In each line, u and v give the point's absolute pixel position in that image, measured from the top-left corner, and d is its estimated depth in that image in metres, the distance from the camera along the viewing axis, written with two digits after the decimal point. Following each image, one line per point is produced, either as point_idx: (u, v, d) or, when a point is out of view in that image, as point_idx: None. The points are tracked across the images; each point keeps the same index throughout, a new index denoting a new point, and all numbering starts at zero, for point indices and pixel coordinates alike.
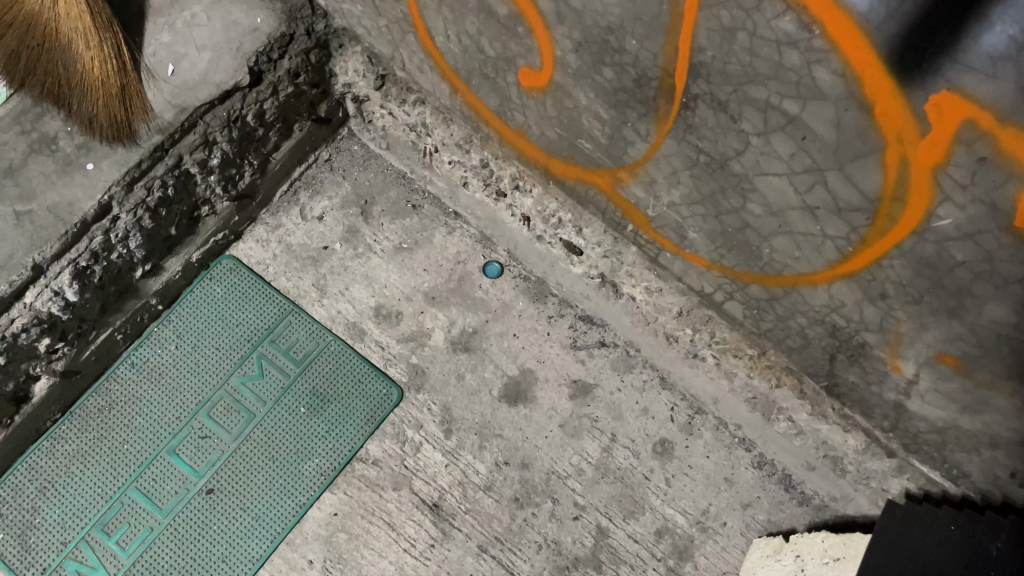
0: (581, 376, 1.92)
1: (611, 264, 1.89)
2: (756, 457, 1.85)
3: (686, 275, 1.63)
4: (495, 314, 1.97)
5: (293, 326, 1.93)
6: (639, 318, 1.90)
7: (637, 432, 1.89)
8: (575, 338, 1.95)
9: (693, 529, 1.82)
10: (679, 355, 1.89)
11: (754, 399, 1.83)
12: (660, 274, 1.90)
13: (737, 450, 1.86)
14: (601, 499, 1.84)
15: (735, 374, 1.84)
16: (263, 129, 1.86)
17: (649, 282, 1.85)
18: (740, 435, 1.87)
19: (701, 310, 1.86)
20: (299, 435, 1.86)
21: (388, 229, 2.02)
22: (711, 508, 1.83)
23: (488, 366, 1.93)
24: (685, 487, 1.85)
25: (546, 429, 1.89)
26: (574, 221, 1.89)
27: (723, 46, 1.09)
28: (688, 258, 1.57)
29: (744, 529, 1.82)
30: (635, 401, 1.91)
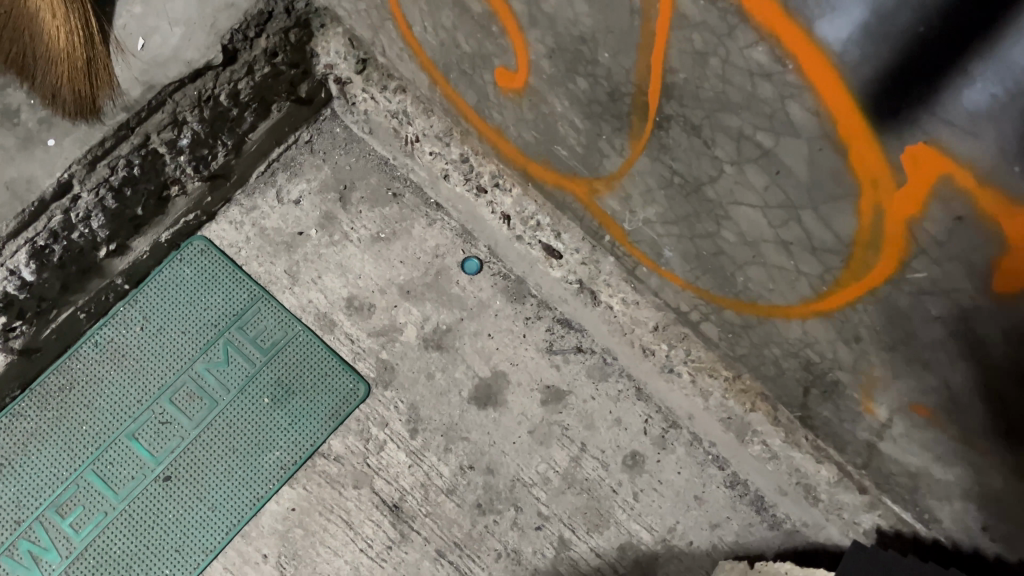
0: (554, 382, 1.87)
1: (589, 275, 1.74)
2: (728, 477, 1.81)
3: (663, 291, 1.55)
4: (472, 313, 1.91)
5: (262, 314, 1.89)
6: (620, 333, 1.75)
7: (607, 443, 1.84)
8: (551, 342, 1.90)
9: (658, 546, 1.78)
10: (654, 368, 1.75)
11: (731, 425, 1.70)
12: (637, 287, 1.63)
13: (709, 468, 1.82)
14: (565, 511, 1.79)
15: (711, 394, 1.70)
16: (238, 109, 1.79)
17: (629, 296, 1.68)
18: (714, 453, 1.82)
19: (678, 326, 1.67)
20: (261, 426, 1.82)
21: (368, 218, 1.96)
22: (678, 526, 1.79)
23: (459, 366, 1.88)
24: (652, 504, 1.80)
25: (515, 435, 1.84)
26: (552, 225, 1.75)
27: (696, 69, 1.01)
28: (664, 275, 1.50)
29: (710, 550, 1.78)
30: (607, 410, 1.86)
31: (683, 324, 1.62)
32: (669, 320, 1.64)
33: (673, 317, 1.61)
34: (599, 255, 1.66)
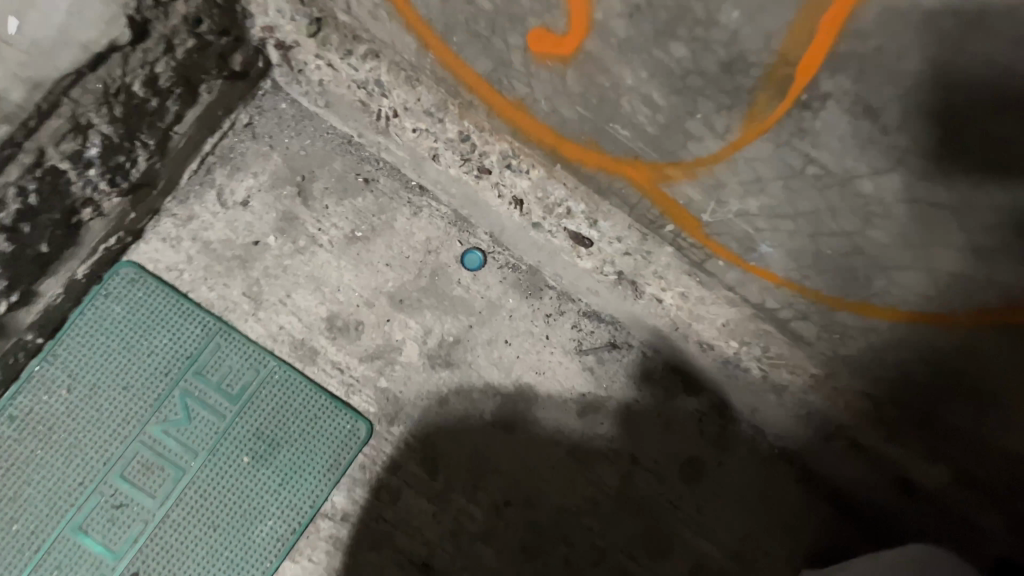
0: (588, 389, 1.57)
1: (638, 266, 1.39)
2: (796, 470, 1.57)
3: (742, 286, 1.27)
4: (481, 316, 1.58)
5: (222, 352, 1.51)
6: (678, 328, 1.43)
7: (660, 451, 1.56)
8: (580, 341, 1.59)
9: (730, 562, 1.53)
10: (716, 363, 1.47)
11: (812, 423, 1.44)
12: (703, 282, 1.34)
13: (777, 464, 1.58)
14: (618, 537, 1.52)
15: (787, 390, 1.40)
16: (157, 100, 1.36)
17: (688, 288, 1.37)
18: (779, 447, 1.58)
19: (754, 324, 1.34)
20: (244, 492, 1.46)
21: (339, 214, 1.58)
22: (751, 536, 1.54)
23: (476, 384, 1.56)
24: (718, 514, 1.55)
25: (552, 457, 1.54)
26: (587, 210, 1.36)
27: (907, 34, 0.68)
28: (747, 270, 1.21)
29: (784, 557, 1.53)
30: (654, 413, 1.57)
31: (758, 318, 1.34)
32: (736, 313, 1.36)
33: (756, 305, 1.31)
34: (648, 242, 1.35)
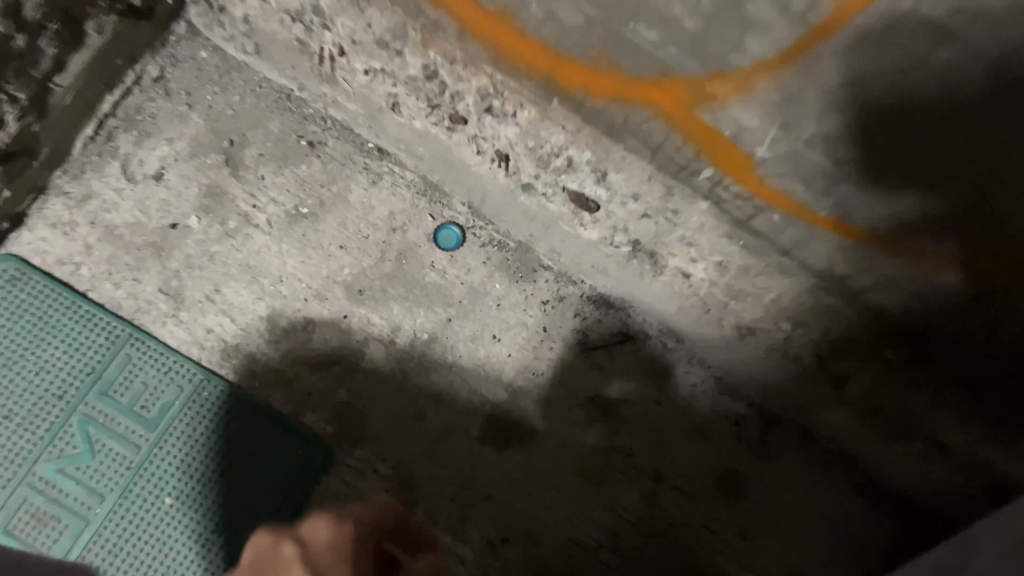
0: (598, 391, 1.27)
1: (659, 233, 1.09)
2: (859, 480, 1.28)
3: (800, 251, 0.98)
4: (461, 307, 1.27)
5: (133, 367, 1.19)
6: (716, 305, 1.14)
7: (691, 464, 1.26)
8: (586, 333, 1.29)
9: None
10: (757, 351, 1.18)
11: (885, 419, 1.15)
12: (749, 245, 1.01)
13: (834, 472, 1.28)
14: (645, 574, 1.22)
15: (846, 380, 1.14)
16: (25, 37, 1.03)
17: (728, 262, 1.05)
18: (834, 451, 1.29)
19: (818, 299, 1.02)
20: (164, 545, 1.13)
21: (280, 185, 1.27)
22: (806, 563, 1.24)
23: (459, 392, 1.25)
24: (767, 538, 1.25)
25: (557, 479, 1.24)
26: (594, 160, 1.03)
27: None
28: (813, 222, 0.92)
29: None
30: (682, 418, 1.28)
31: (820, 297, 1.03)
32: (790, 289, 1.04)
33: (824, 277, 0.99)
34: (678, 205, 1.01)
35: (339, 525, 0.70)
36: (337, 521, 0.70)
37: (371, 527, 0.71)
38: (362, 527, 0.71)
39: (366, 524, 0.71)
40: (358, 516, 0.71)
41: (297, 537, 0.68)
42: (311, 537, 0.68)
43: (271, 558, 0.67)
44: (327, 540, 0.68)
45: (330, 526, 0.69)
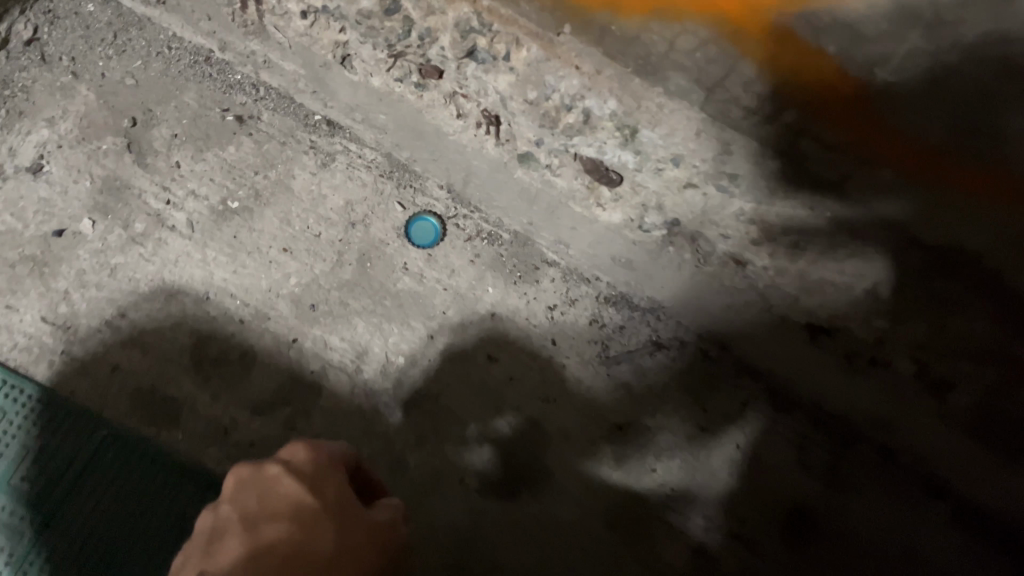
0: (627, 419, 1.00)
1: (709, 210, 0.82)
2: (964, 527, 0.98)
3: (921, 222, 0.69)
4: (447, 320, 0.99)
5: (11, 429, 0.90)
6: (784, 301, 0.89)
7: (745, 501, 1.00)
8: (605, 344, 1.01)
9: None
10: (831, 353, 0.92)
11: (986, 436, 0.89)
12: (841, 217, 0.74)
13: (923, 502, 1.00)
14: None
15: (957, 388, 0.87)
16: None
17: (808, 242, 0.78)
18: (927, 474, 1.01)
19: (935, 283, 0.75)
20: None
21: (206, 173, 0.99)
22: None
23: (449, 429, 0.96)
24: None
25: (579, 538, 0.96)
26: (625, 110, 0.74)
27: None
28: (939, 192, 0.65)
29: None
30: (732, 445, 1.01)
31: (930, 287, 0.76)
32: (895, 279, 0.78)
33: (944, 258, 0.72)
34: (744, 168, 0.74)
35: (315, 453, 0.59)
36: (313, 447, 0.59)
37: (344, 460, 0.60)
38: (339, 457, 0.60)
39: (340, 455, 0.60)
40: (332, 447, 0.61)
41: (279, 459, 0.57)
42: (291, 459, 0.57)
43: (250, 480, 0.55)
44: (307, 463, 0.57)
45: (307, 450, 0.58)
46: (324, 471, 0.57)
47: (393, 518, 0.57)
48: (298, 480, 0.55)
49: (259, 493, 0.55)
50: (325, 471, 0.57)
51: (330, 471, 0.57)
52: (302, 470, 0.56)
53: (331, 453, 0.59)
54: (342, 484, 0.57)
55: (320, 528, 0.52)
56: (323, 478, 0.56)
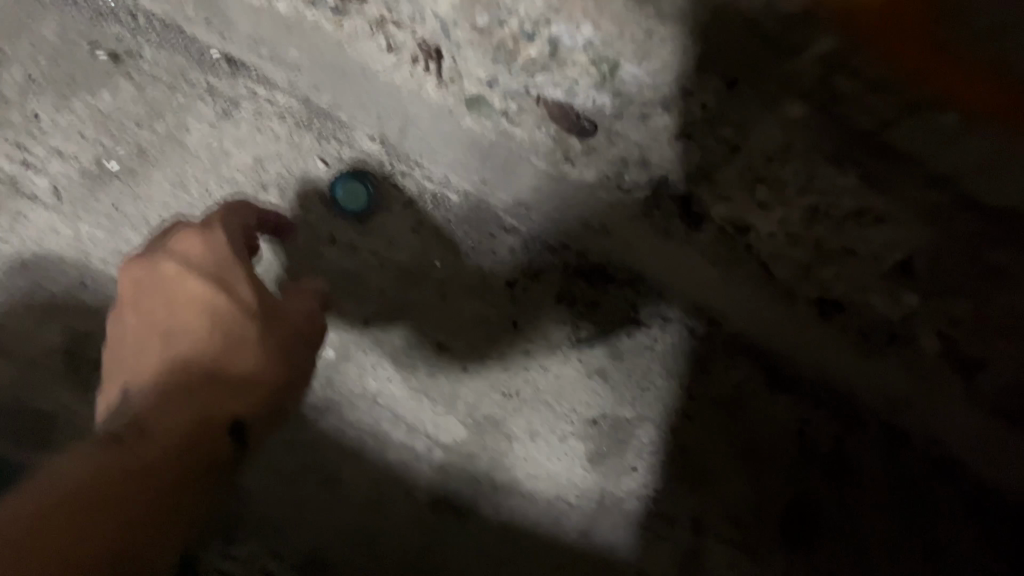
0: (603, 411, 0.85)
1: (704, 164, 0.68)
2: (989, 517, 0.87)
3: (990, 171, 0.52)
4: (388, 302, 0.83)
5: None
6: (791, 272, 0.74)
7: (741, 500, 0.86)
8: (575, 326, 0.85)
9: None
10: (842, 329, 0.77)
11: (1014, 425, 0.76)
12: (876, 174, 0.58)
13: (942, 488, 0.88)
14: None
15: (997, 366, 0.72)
16: None
17: (823, 205, 0.64)
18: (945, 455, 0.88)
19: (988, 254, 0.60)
20: None
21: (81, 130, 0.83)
22: None
23: (395, 425, 0.83)
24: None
25: (550, 552, 0.84)
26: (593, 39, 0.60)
27: None
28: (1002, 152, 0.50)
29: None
30: (724, 435, 0.87)
31: (978, 260, 0.60)
32: (934, 249, 0.62)
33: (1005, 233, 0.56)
34: (750, 114, 0.60)
35: (209, 239, 0.65)
36: (204, 229, 0.65)
37: (240, 233, 0.68)
38: (235, 241, 0.66)
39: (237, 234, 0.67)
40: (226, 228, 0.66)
41: (171, 252, 0.64)
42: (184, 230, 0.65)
43: (145, 281, 0.63)
44: (204, 254, 0.64)
45: (202, 241, 0.64)
46: (218, 253, 0.64)
47: (312, 309, 0.67)
48: (197, 277, 0.63)
49: (163, 292, 0.63)
50: (221, 261, 0.64)
51: (228, 255, 0.65)
52: (198, 266, 0.63)
53: (222, 232, 0.66)
54: (242, 267, 0.64)
55: (229, 311, 0.62)
56: (218, 260, 0.64)
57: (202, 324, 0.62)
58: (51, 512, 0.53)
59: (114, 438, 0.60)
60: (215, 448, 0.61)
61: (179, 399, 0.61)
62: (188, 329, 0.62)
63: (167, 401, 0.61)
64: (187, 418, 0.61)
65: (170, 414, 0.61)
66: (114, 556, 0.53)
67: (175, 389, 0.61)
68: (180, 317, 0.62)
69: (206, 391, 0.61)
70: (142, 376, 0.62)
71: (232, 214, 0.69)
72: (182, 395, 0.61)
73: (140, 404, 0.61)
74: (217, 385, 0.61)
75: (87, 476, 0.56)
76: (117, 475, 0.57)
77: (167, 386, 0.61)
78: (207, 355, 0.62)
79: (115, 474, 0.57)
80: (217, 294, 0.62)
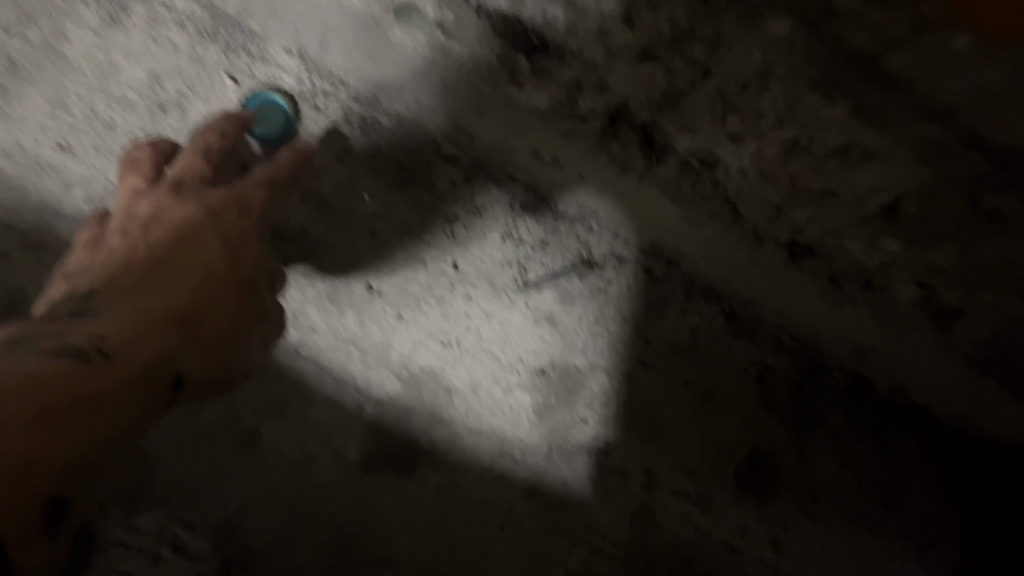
0: (551, 359, 0.78)
1: (670, 92, 0.60)
2: (946, 460, 0.83)
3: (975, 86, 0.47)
4: (317, 247, 0.76)
5: None
6: (761, 216, 0.67)
7: (695, 450, 0.81)
8: (522, 267, 0.77)
9: None
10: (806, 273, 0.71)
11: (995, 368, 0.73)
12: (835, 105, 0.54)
13: (903, 432, 0.84)
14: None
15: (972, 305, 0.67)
16: None
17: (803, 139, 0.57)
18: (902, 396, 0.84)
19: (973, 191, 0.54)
20: None
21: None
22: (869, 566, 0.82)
23: (320, 375, 0.77)
24: (805, 555, 0.82)
25: (495, 512, 0.78)
26: None
27: None
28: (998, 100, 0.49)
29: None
30: (680, 383, 0.81)
31: (975, 203, 0.55)
32: (920, 199, 0.57)
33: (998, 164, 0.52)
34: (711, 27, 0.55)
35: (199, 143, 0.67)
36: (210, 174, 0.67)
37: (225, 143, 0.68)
38: (224, 138, 0.68)
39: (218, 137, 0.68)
40: (221, 127, 0.68)
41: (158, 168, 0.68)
42: (204, 166, 0.66)
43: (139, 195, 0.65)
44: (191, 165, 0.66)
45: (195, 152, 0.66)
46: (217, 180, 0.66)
47: (275, 275, 0.69)
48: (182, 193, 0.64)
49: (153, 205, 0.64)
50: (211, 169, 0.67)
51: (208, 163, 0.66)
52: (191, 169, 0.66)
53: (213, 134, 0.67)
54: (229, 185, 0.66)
55: (240, 245, 0.65)
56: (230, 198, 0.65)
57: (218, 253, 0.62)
58: (81, 383, 0.49)
59: (99, 296, 0.57)
60: (181, 351, 0.58)
61: (188, 277, 0.61)
62: (204, 245, 0.62)
63: (156, 270, 0.60)
64: (182, 304, 0.59)
65: (174, 285, 0.60)
66: (82, 399, 0.49)
67: (177, 261, 0.61)
68: (207, 223, 0.63)
69: (199, 295, 0.61)
70: (110, 265, 0.60)
71: (231, 121, 0.69)
72: (177, 278, 0.60)
73: (137, 265, 0.60)
74: (205, 312, 0.61)
75: (78, 375, 0.49)
76: (130, 369, 0.53)
77: (167, 254, 0.61)
78: (207, 282, 0.61)
79: (124, 323, 0.55)
80: (233, 238, 0.64)
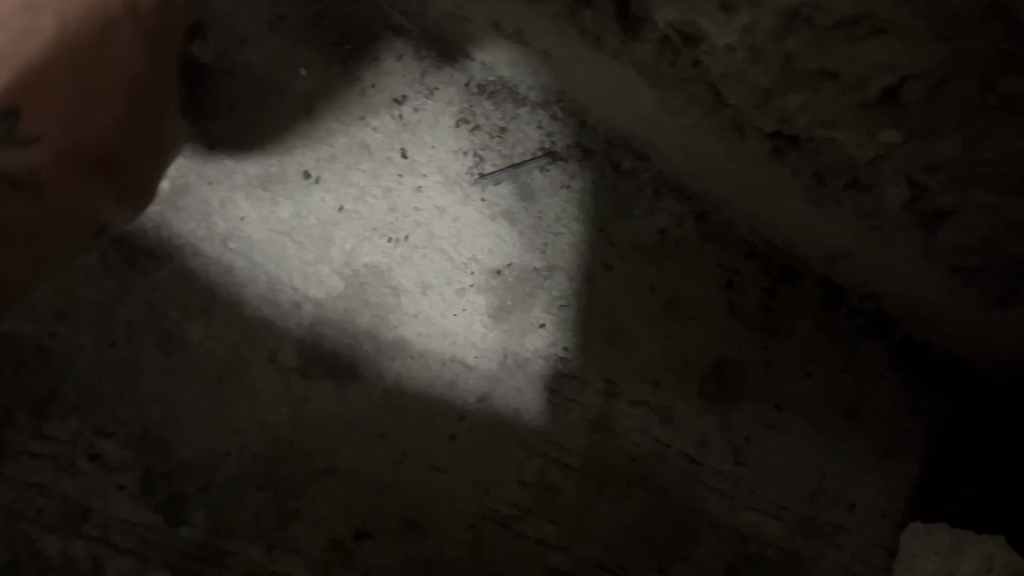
0: (508, 259, 0.73)
1: None
2: (911, 373, 0.81)
3: None
4: (257, 135, 0.71)
5: None
6: (745, 102, 0.61)
7: (658, 358, 0.77)
8: (476, 155, 0.74)
9: (800, 531, 0.79)
10: (789, 166, 0.66)
11: (983, 276, 0.67)
12: None
13: (869, 342, 0.81)
14: (588, 561, 0.74)
15: (966, 212, 0.61)
16: None
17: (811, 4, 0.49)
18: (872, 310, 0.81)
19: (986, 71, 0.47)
20: None
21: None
22: (828, 480, 0.80)
23: (252, 270, 0.71)
24: (764, 464, 0.79)
25: (443, 419, 0.72)
26: None
27: None
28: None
29: (882, 519, 0.80)
30: (645, 288, 0.76)
31: (991, 86, 0.48)
32: (938, 76, 0.49)
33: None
34: None
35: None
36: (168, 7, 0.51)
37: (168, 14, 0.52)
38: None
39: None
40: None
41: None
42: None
43: None
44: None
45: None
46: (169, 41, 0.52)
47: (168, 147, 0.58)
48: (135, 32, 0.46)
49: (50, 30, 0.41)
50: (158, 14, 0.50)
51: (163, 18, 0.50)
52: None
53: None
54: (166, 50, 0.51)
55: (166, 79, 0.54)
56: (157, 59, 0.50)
57: (139, 68, 0.47)
58: None
59: None
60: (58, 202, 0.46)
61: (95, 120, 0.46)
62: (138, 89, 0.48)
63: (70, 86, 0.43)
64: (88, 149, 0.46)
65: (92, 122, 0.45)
66: None
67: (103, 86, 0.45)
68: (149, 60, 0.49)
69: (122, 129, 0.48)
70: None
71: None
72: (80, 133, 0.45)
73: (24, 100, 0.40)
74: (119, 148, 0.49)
75: None
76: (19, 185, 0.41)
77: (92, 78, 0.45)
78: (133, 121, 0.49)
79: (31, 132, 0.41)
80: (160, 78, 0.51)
